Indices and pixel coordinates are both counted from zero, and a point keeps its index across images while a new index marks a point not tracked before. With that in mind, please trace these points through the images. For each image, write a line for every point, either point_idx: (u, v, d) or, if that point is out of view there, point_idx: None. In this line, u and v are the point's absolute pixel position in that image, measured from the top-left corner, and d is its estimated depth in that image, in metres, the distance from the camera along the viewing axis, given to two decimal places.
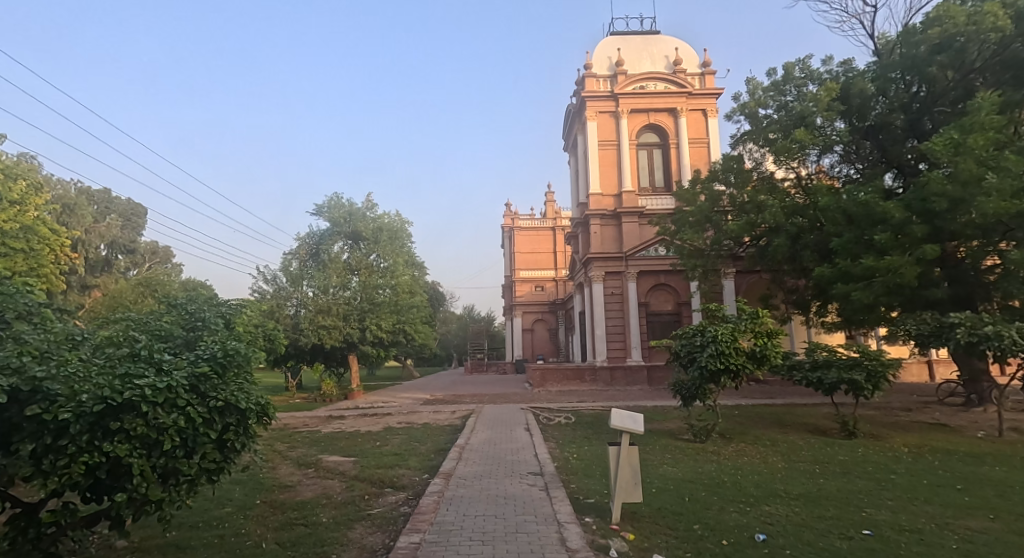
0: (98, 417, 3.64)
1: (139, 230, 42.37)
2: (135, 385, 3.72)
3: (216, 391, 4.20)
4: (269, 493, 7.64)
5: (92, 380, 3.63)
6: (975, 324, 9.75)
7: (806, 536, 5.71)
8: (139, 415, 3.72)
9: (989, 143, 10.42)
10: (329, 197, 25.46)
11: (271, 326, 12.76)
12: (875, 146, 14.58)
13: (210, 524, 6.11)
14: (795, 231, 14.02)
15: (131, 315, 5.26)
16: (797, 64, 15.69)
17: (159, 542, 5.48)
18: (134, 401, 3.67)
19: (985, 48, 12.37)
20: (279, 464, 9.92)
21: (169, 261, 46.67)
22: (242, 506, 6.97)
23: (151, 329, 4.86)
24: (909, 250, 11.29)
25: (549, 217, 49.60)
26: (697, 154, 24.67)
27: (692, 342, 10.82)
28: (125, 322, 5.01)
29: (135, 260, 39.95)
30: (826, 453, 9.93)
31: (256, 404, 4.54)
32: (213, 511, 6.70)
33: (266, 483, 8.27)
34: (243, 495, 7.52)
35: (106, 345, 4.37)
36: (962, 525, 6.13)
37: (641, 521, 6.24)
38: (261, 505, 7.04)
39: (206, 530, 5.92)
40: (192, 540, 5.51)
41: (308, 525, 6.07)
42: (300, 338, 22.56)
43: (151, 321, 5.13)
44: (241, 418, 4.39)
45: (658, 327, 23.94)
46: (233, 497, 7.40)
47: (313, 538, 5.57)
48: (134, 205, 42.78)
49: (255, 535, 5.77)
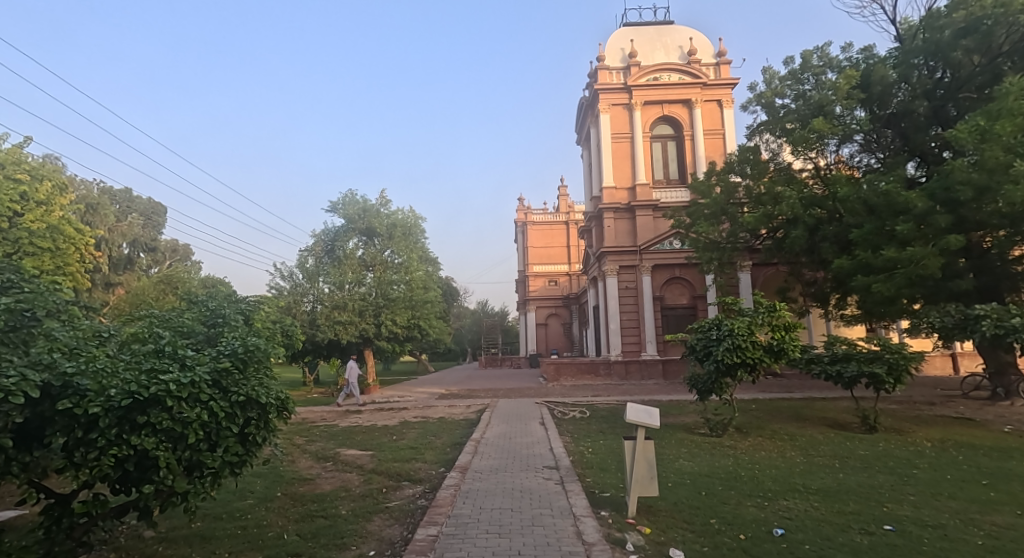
0: (126, 411, 3.70)
1: (158, 229, 43.04)
2: (160, 380, 3.78)
3: (237, 386, 4.24)
4: (289, 486, 7.74)
5: (120, 375, 3.70)
6: (1001, 316, 9.52)
7: (826, 530, 5.67)
8: (165, 409, 3.77)
9: (1017, 130, 10.15)
10: (344, 194, 25.63)
11: (288, 321, 13.01)
12: (897, 135, 14.32)
13: (233, 515, 6.20)
14: (812, 222, 13.86)
15: (153, 312, 5.33)
16: (816, 52, 15.42)
17: (185, 532, 5.58)
18: (159, 396, 3.73)
19: (1013, 32, 12.05)
20: (298, 457, 10.04)
21: (188, 259, 47.53)
22: (263, 498, 7.06)
23: (174, 325, 4.92)
24: (933, 241, 11.08)
25: (562, 211, 49.26)
26: (712, 146, 24.42)
27: (708, 336, 10.74)
28: (148, 318, 5.09)
29: (157, 257, 40.51)
30: (845, 448, 9.82)
31: (276, 398, 4.57)
32: (236, 502, 6.82)
33: (286, 476, 8.38)
34: (264, 487, 7.64)
35: (131, 341, 4.46)
36: (988, 521, 6.05)
37: (658, 514, 6.23)
38: (282, 497, 7.14)
39: (229, 521, 6.00)
40: (217, 531, 5.60)
41: (327, 517, 6.14)
42: (317, 333, 22.77)
43: (174, 317, 5.21)
44: (262, 412, 4.44)
45: (673, 320, 23.83)
46: (255, 489, 7.50)
47: (332, 530, 5.64)
48: (154, 204, 43.57)
49: (276, 526, 5.85)
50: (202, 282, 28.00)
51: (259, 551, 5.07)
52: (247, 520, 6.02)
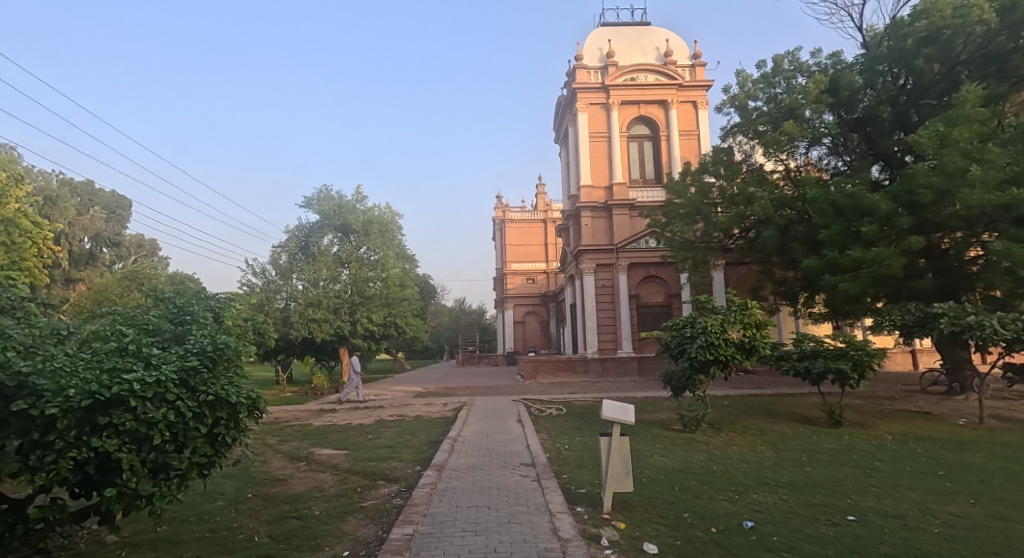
0: (87, 412, 3.68)
1: (123, 223, 42.05)
2: (124, 379, 3.75)
3: (206, 385, 4.24)
4: (260, 487, 7.70)
5: (79, 375, 3.69)
6: (957, 314, 9.89)
7: (794, 523, 5.88)
8: (128, 410, 3.75)
9: (974, 136, 10.59)
10: (318, 190, 25.42)
11: (260, 319, 12.89)
12: (863, 139, 14.73)
13: (201, 518, 6.17)
14: (783, 223, 14.23)
15: (117, 309, 5.28)
16: (787, 56, 15.77)
17: (150, 536, 5.55)
18: (122, 396, 3.71)
19: (971, 42, 12.49)
20: (271, 457, 9.99)
21: (155, 255, 46.49)
22: (234, 500, 7.03)
23: (139, 323, 4.90)
24: (895, 242, 11.47)
25: (540, 209, 49.42)
26: (687, 147, 24.79)
27: (682, 334, 10.96)
28: (111, 316, 5.06)
29: (121, 253, 39.62)
30: (812, 442, 10.13)
31: (247, 397, 4.55)
32: (205, 505, 6.78)
33: (258, 477, 8.34)
34: (235, 489, 7.60)
35: (93, 339, 4.42)
36: (944, 510, 6.34)
37: (632, 509, 6.38)
38: (254, 498, 7.12)
39: (197, 524, 5.97)
40: (185, 534, 5.58)
41: (301, 518, 6.16)
42: (291, 331, 22.54)
43: (139, 314, 5.16)
44: (232, 413, 4.43)
45: (648, 318, 24.16)
46: (225, 491, 7.46)
47: (306, 531, 5.66)
48: (118, 198, 42.46)
49: (247, 528, 5.84)
50: (171, 279, 27.46)
51: (229, 553, 5.07)
52: (216, 522, 6.00)
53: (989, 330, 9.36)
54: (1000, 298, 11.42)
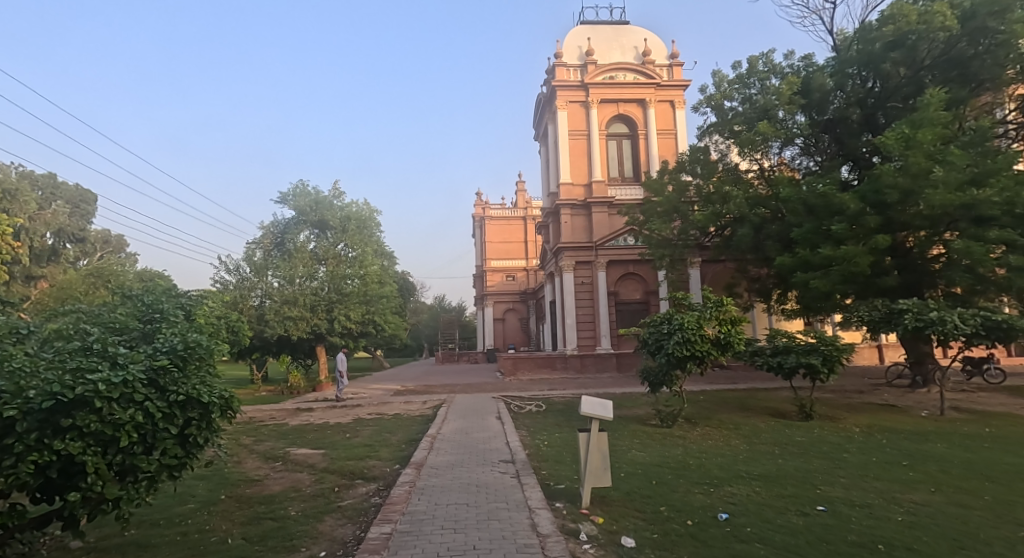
0: (49, 414, 3.69)
1: (87, 218, 41.05)
2: (88, 380, 3.75)
3: (176, 385, 4.24)
4: (234, 488, 7.68)
5: (40, 375, 3.71)
6: (921, 310, 10.23)
7: (766, 514, 6.06)
8: (93, 411, 3.75)
9: (937, 139, 10.97)
10: (294, 185, 25.35)
11: (234, 317, 12.76)
12: (833, 140, 15.10)
13: (171, 521, 6.15)
14: (758, 221, 14.53)
15: (80, 308, 5.21)
16: (761, 58, 16.06)
17: (117, 541, 5.53)
18: (87, 397, 3.71)
19: (934, 47, 12.90)
20: (245, 458, 9.93)
21: (122, 251, 45.47)
22: (207, 502, 7.01)
23: (106, 321, 4.85)
24: (863, 240, 11.81)
25: (520, 207, 49.51)
26: (665, 145, 25.10)
27: (659, 330, 11.15)
28: (76, 314, 5.02)
29: (84, 249, 38.78)
30: (784, 435, 10.40)
31: (220, 397, 4.55)
32: (176, 508, 6.74)
33: (232, 478, 8.30)
34: (208, 491, 7.56)
35: (54, 338, 4.39)
36: (908, 499, 6.59)
37: (610, 504, 6.51)
38: (227, 500, 7.10)
39: (167, 528, 5.95)
40: (155, 538, 5.57)
41: (276, 519, 6.17)
42: (265, 329, 22.22)
43: (105, 313, 5.10)
44: (204, 413, 4.43)
45: (627, 315, 24.42)
46: (197, 493, 7.42)
47: (282, 531, 5.69)
48: (82, 191, 41.41)
49: (220, 531, 5.85)
50: (139, 277, 26.86)
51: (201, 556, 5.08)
52: (187, 525, 5.99)
53: (950, 325, 9.71)
54: (961, 295, 11.85)
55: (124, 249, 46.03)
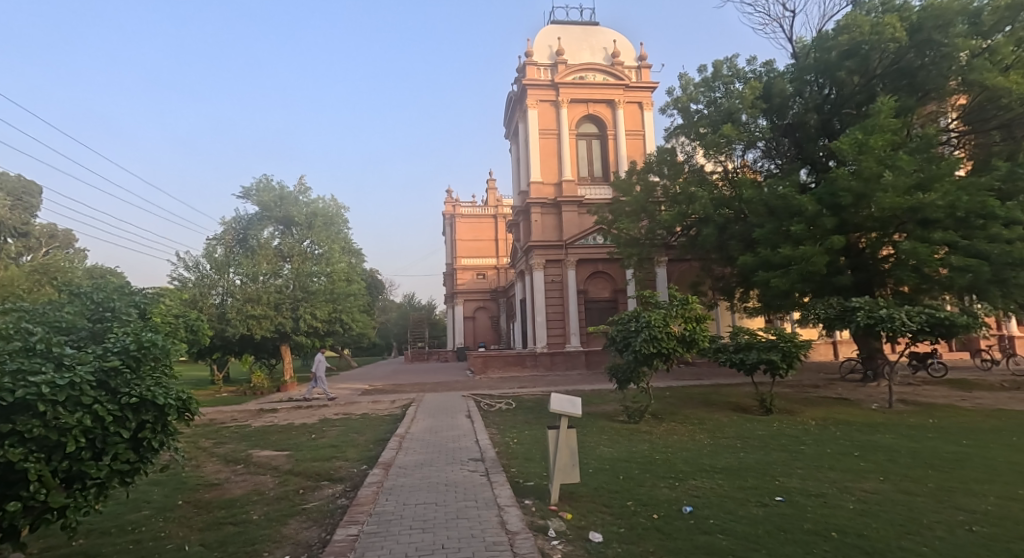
0: None
1: (32, 211, 39.41)
2: (31, 382, 3.70)
3: (129, 387, 4.23)
4: (193, 493, 7.60)
5: None
6: (872, 308, 10.71)
7: (728, 506, 6.31)
8: (37, 415, 3.72)
9: (887, 145, 11.50)
10: (258, 179, 24.89)
11: (194, 316, 12.51)
12: (792, 144, 15.62)
13: (124, 529, 6.07)
14: (721, 222, 14.95)
15: (22, 305, 4.94)
16: (726, 62, 16.49)
17: (66, 551, 5.44)
18: (29, 400, 3.67)
19: (886, 57, 13.48)
20: (205, 461, 9.79)
21: (69, 247, 43.77)
22: (162, 508, 6.92)
23: (50, 321, 4.73)
24: (820, 241, 12.29)
25: (490, 204, 49.57)
26: (633, 146, 25.52)
27: (627, 328, 11.39)
28: (16, 310, 4.78)
29: (28, 244, 37.22)
30: (746, 429, 10.77)
31: (177, 399, 4.57)
32: (129, 515, 6.64)
33: (190, 482, 8.20)
34: (163, 496, 7.45)
35: None
36: (859, 488, 6.95)
37: (578, 500, 6.68)
38: (184, 506, 7.02)
39: (120, 536, 5.88)
40: (105, 548, 5.49)
41: (237, 524, 6.15)
42: (226, 328, 21.60)
43: (50, 311, 4.93)
44: (159, 415, 4.44)
45: (596, 313, 24.76)
46: (152, 499, 7.32)
47: (242, 537, 5.68)
48: (27, 184, 39.71)
49: (177, 537, 5.80)
50: (89, 274, 25.77)
51: None
52: (141, 533, 5.92)
53: (899, 322, 10.19)
54: (909, 294, 12.44)
55: (72, 244, 44.32)
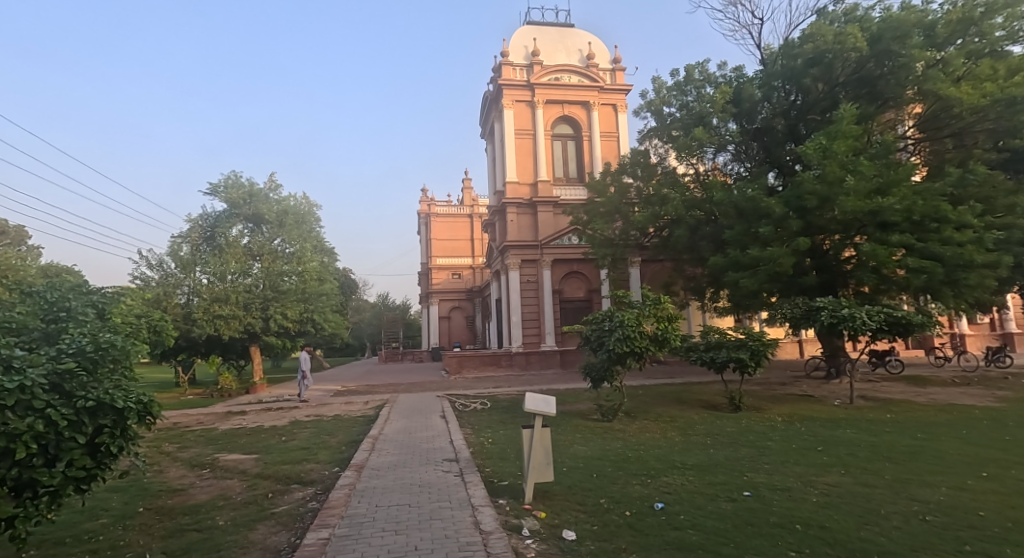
0: None
1: None
2: None
3: (84, 391, 4.15)
4: (154, 500, 7.49)
5: None
6: (835, 307, 11.07)
7: (698, 501, 6.48)
8: None
9: (849, 150, 11.91)
10: (226, 175, 24.45)
11: (158, 316, 12.27)
12: (761, 147, 15.99)
13: (80, 539, 5.98)
14: (693, 223, 15.26)
15: None
16: (697, 67, 16.81)
17: None
18: None
19: (848, 65, 13.93)
20: (168, 467, 9.63)
21: (21, 245, 42.27)
22: (121, 516, 6.81)
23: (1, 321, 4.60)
24: (787, 242, 12.64)
25: (466, 204, 49.49)
26: (608, 148, 25.81)
27: (601, 327, 11.54)
28: None
29: None
30: (716, 426, 11.03)
31: (138, 403, 4.50)
32: (85, 524, 6.53)
33: (151, 489, 8.07)
34: (122, 504, 7.33)
35: None
36: (822, 481, 7.21)
37: (552, 498, 6.79)
38: (145, 513, 6.93)
39: (76, 546, 5.79)
40: None
41: (201, 530, 6.11)
42: (192, 328, 21.20)
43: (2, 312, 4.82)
44: (117, 420, 4.37)
45: (571, 312, 24.97)
46: (110, 507, 7.19)
47: (207, 543, 5.65)
48: None
49: (136, 546, 5.74)
50: (45, 273, 24.99)
51: None
52: (99, 542, 5.84)
53: (860, 321, 10.55)
54: (870, 294, 12.88)
55: (23, 242, 42.67)
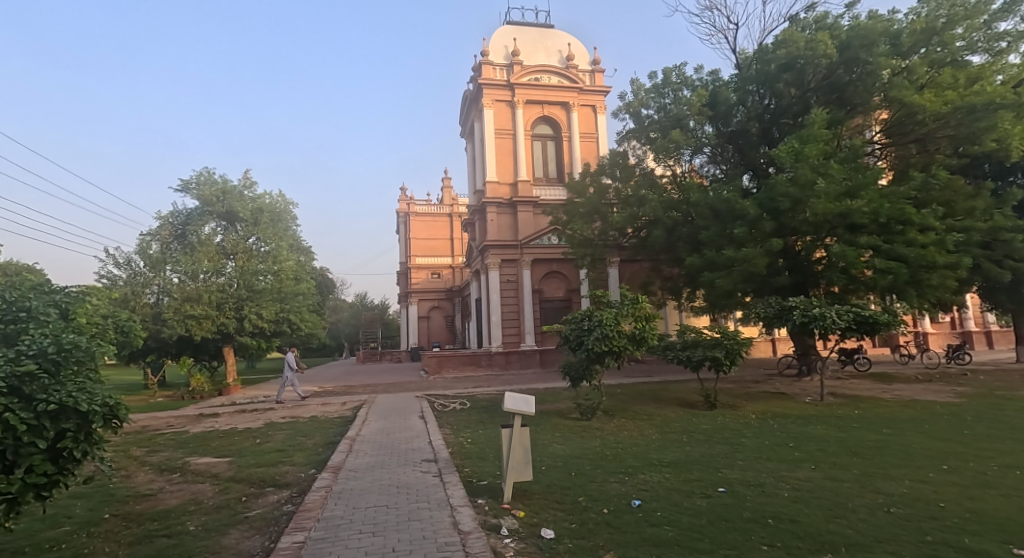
0: None
1: None
2: None
3: (46, 394, 4.11)
4: (121, 506, 7.39)
5: None
6: (807, 307, 11.35)
7: (674, 498, 6.62)
8: None
9: (820, 154, 12.22)
10: (198, 172, 24.08)
11: (124, 315, 12.39)
12: (736, 150, 16.28)
13: (44, 547, 5.88)
14: (670, 224, 15.48)
15: None
16: (675, 70, 17.05)
17: None
18: None
19: (819, 71, 14.28)
20: (136, 471, 9.49)
21: None
22: (86, 523, 6.71)
23: None
24: (761, 243, 12.91)
25: (445, 203, 49.39)
26: (587, 148, 26.01)
27: (580, 327, 11.67)
28: None
29: None
30: (692, 424, 11.24)
31: (102, 405, 4.44)
32: (48, 531, 6.42)
33: (118, 494, 7.95)
34: (87, 510, 7.22)
35: None
36: (793, 476, 7.41)
37: (531, 497, 6.87)
38: (112, 519, 6.84)
39: (39, 555, 5.70)
40: None
41: (171, 536, 6.06)
42: (163, 329, 20.90)
43: None
44: (81, 423, 4.32)
45: (550, 312, 25.12)
46: (74, 514, 7.07)
47: (177, 549, 5.61)
48: None
49: (103, 554, 5.68)
50: (9, 273, 24.33)
51: None
52: (63, 551, 5.76)
53: (829, 321, 10.83)
54: (840, 294, 13.22)
55: None
